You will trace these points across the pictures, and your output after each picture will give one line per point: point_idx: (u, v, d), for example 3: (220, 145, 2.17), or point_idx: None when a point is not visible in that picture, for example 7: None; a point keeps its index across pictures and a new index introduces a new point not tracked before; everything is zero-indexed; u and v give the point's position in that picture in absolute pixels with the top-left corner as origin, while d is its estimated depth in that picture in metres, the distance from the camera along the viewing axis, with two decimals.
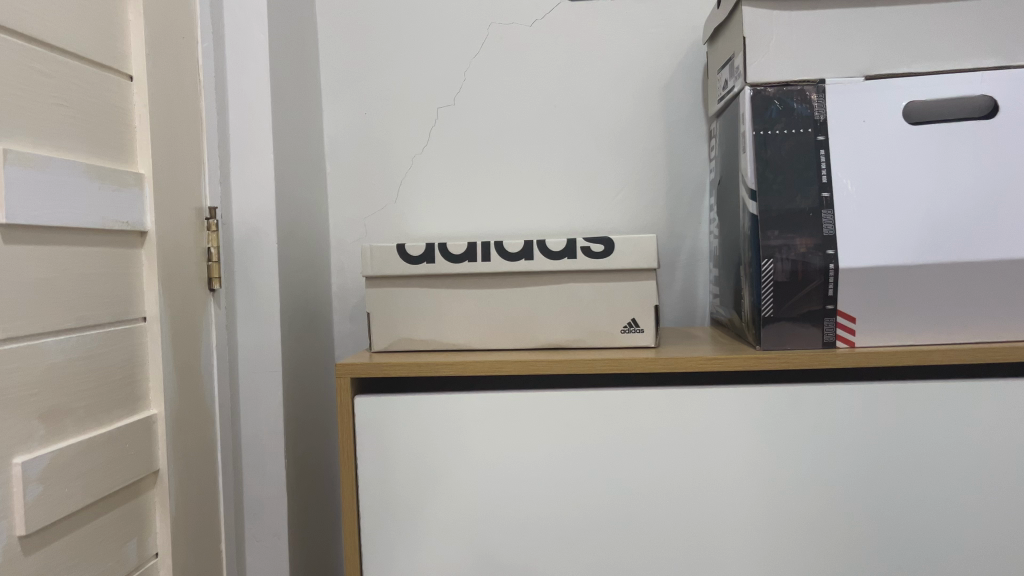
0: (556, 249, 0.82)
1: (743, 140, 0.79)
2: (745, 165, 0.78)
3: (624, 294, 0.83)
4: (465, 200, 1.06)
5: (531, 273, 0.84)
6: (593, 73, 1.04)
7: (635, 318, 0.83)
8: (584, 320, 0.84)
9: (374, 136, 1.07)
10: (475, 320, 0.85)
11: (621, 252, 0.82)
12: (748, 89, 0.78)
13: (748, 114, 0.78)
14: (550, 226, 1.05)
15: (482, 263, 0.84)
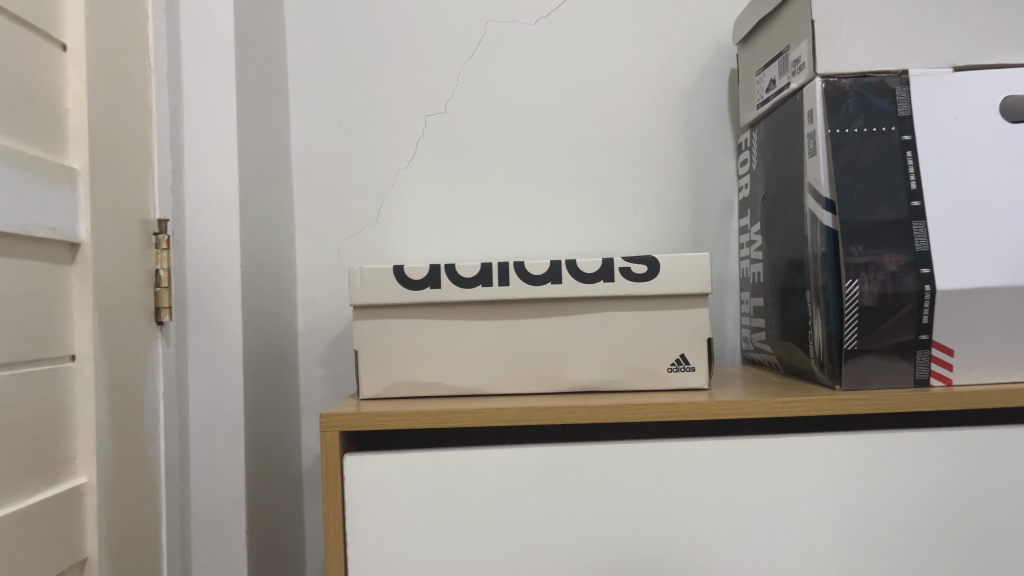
0: (591, 271, 0.68)
1: (813, 142, 0.67)
2: (817, 170, 0.66)
3: (671, 324, 0.69)
4: (458, 222, 0.92)
5: (558, 299, 0.69)
6: (604, 78, 0.92)
7: (685, 354, 0.69)
8: (623, 356, 0.69)
9: (351, 147, 0.91)
10: (490, 358, 0.70)
11: (669, 274, 0.68)
12: (820, 81, 0.67)
13: (822, 109, 0.66)
14: (557, 252, 0.91)
15: (501, 288, 0.69)
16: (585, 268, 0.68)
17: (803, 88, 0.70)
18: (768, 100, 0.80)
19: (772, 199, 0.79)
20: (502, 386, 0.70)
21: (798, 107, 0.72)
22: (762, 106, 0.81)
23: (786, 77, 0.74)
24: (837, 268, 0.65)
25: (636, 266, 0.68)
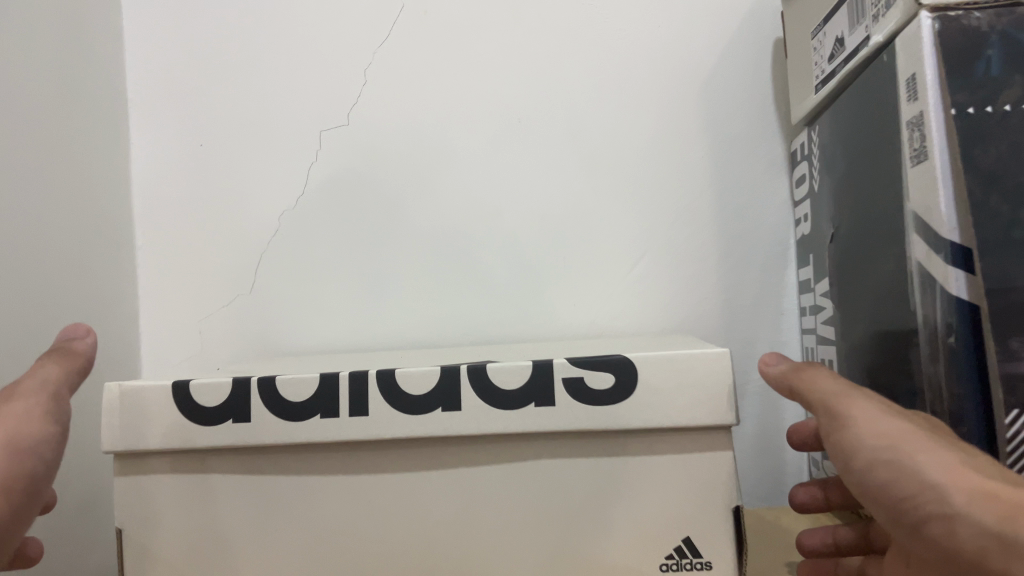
0: (508, 388, 0.38)
1: (921, 135, 0.35)
2: (932, 190, 0.34)
3: (661, 485, 0.37)
4: (373, 285, 0.62)
5: (456, 440, 0.39)
6: (581, 66, 0.62)
7: (689, 538, 0.37)
8: (576, 545, 0.38)
9: (218, 183, 0.64)
10: (340, 546, 0.39)
11: (652, 391, 0.37)
12: (927, 18, 0.34)
13: (935, 72, 0.34)
14: (520, 328, 0.61)
15: (354, 420, 0.39)
16: (500, 384, 0.38)
17: (896, 39, 0.38)
18: (834, 74, 0.48)
19: (848, 241, 0.47)
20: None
21: (887, 77, 0.40)
22: (824, 86, 0.50)
23: (860, 30, 0.43)
24: (983, 385, 0.33)
25: (593, 378, 0.38)
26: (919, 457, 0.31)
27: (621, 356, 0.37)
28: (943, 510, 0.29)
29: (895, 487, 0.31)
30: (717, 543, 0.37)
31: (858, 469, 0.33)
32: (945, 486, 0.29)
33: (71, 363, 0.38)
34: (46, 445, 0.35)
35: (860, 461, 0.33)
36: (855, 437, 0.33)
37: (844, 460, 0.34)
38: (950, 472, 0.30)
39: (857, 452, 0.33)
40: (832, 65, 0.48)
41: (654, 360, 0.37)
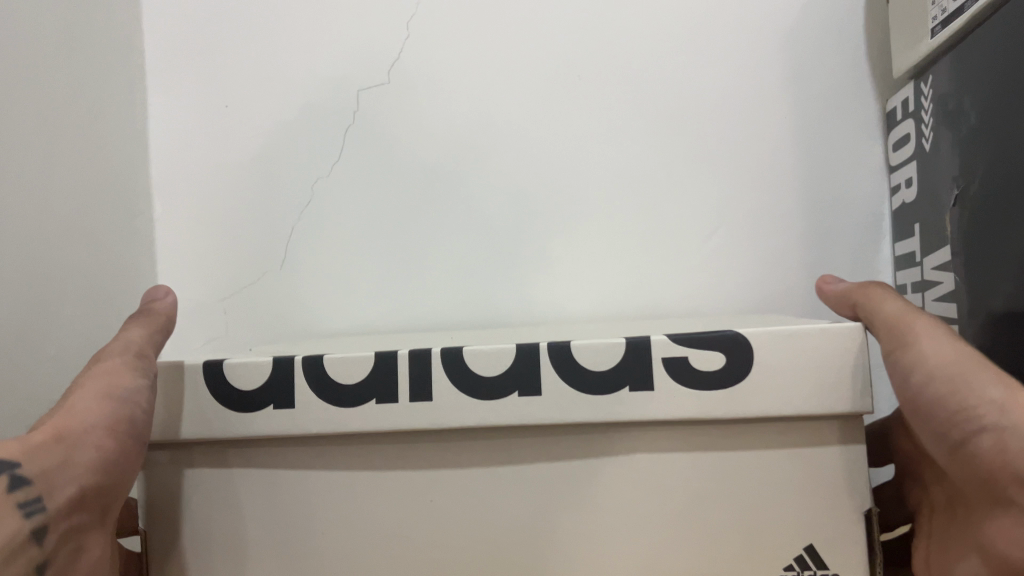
0: (601, 370, 0.32)
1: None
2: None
3: (777, 482, 0.32)
4: (419, 259, 0.56)
5: (540, 429, 0.33)
6: (650, 15, 0.56)
7: (809, 546, 0.31)
8: (676, 552, 0.32)
9: (248, 147, 0.59)
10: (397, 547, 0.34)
11: (770, 373, 0.31)
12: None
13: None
14: (581, 305, 0.55)
15: (416, 408, 0.33)
16: (589, 367, 0.32)
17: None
18: (966, 11, 0.43)
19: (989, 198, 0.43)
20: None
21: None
22: (947, 27, 0.45)
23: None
24: None
25: (699, 358, 0.32)
26: (988, 374, 0.28)
27: (733, 332, 0.32)
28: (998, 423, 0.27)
29: (947, 398, 0.29)
30: (843, 553, 0.31)
31: (914, 383, 0.31)
32: (1002, 402, 0.27)
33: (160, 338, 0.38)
34: (141, 395, 0.35)
35: (918, 375, 0.30)
36: (913, 350, 0.31)
37: (902, 374, 0.31)
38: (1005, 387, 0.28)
39: (917, 366, 0.31)
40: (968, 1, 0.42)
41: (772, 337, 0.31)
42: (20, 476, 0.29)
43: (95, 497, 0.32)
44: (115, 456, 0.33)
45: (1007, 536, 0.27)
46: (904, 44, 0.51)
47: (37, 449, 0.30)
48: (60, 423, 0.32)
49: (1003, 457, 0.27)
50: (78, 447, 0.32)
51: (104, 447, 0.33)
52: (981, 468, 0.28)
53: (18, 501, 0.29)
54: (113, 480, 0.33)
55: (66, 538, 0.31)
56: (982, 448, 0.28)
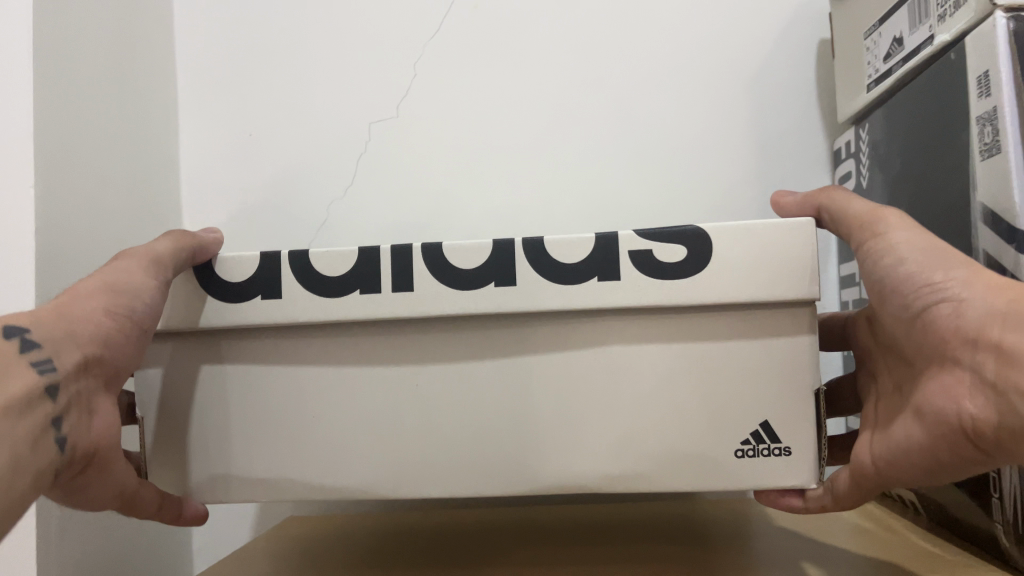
0: (572, 261, 0.35)
1: (993, 130, 0.39)
2: (1006, 184, 0.38)
3: (736, 363, 0.34)
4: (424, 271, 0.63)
5: (522, 317, 0.36)
6: (621, 64, 0.64)
7: (765, 423, 0.34)
8: (641, 428, 0.35)
9: (272, 167, 0.66)
10: (385, 426, 0.37)
11: (724, 264, 0.34)
12: (1002, 18, 0.38)
13: (1012, 67, 0.38)
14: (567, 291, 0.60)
15: (397, 298, 0.36)
16: (559, 258, 0.35)
17: (966, 39, 0.42)
18: (891, 74, 0.51)
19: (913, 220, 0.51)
20: (411, 486, 0.36)
21: (955, 73, 0.43)
22: (879, 85, 0.53)
23: (924, 31, 0.46)
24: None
25: (662, 251, 0.34)
26: (956, 258, 0.33)
27: (695, 227, 0.34)
28: (959, 295, 0.33)
29: (913, 277, 0.34)
30: (796, 433, 0.34)
31: (882, 265, 0.36)
32: (966, 288, 0.32)
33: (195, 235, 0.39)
34: (146, 288, 0.36)
35: (889, 257, 0.35)
36: (888, 238, 0.36)
37: (871, 260, 0.37)
38: (969, 273, 0.33)
39: (887, 249, 0.36)
40: (891, 63, 0.51)
41: (729, 232, 0.34)
42: (26, 339, 0.31)
43: (97, 367, 0.34)
44: (117, 337, 0.35)
45: (949, 396, 0.33)
46: (839, 103, 0.59)
47: (41, 319, 0.33)
48: (67, 303, 0.35)
49: (957, 328, 0.33)
50: (79, 325, 0.34)
51: (106, 327, 0.35)
52: (936, 342, 0.34)
53: (30, 360, 0.31)
54: (117, 356, 0.35)
55: (73, 402, 0.33)
56: (939, 317, 0.33)
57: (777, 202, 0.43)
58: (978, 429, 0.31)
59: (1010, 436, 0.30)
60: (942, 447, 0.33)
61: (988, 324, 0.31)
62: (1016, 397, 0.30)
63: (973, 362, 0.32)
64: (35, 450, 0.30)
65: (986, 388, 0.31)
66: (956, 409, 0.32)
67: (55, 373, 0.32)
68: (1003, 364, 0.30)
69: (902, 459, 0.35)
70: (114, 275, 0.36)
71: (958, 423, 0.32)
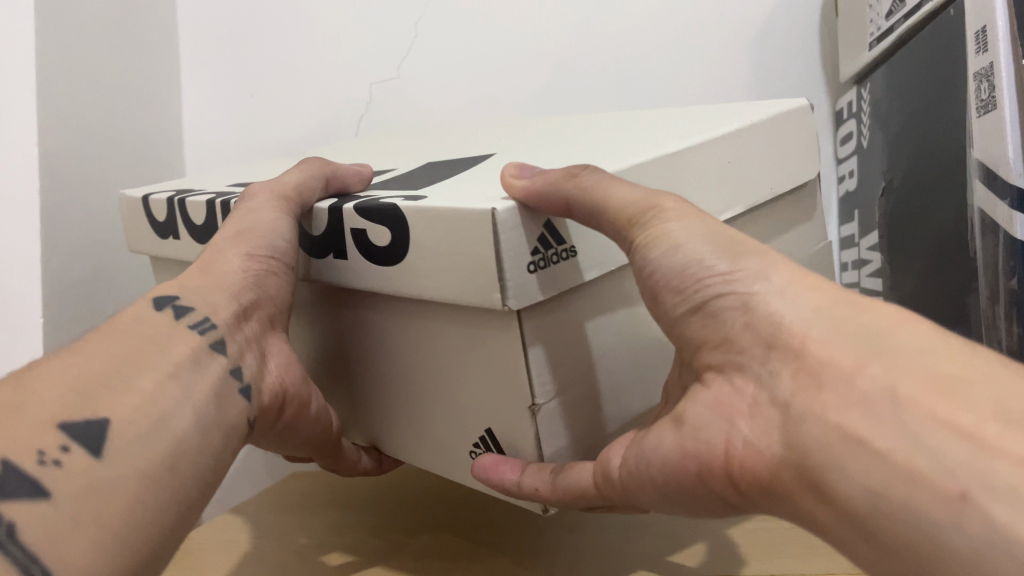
0: (381, 244, 0.33)
1: (991, 85, 0.37)
2: (1000, 141, 0.36)
3: (476, 337, 0.32)
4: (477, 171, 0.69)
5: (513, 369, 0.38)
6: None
7: (537, 407, 0.31)
8: (446, 372, 0.34)
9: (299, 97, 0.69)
10: (369, 358, 0.38)
11: (426, 253, 0.32)
12: None
13: (1008, 21, 0.36)
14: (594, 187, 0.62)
15: (358, 266, 0.35)
16: (374, 240, 0.34)
17: None
18: (892, 31, 0.47)
19: (903, 193, 0.47)
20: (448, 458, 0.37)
21: (954, 29, 0.40)
22: (879, 44, 0.49)
23: None
24: None
25: (368, 228, 0.34)
26: (745, 248, 0.28)
27: (394, 205, 0.32)
28: (757, 290, 0.27)
29: (685, 274, 0.28)
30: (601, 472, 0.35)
31: (653, 259, 0.29)
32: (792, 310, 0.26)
33: (275, 188, 0.38)
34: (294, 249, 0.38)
35: (679, 257, 0.28)
36: (665, 232, 0.29)
37: (641, 261, 0.29)
38: (731, 260, 0.28)
39: (662, 242, 0.28)
40: (890, 23, 0.47)
41: (426, 219, 0.31)
42: (180, 310, 0.33)
43: (256, 311, 0.36)
44: (267, 279, 0.36)
45: (718, 412, 0.28)
46: (847, 56, 0.54)
47: (192, 282, 0.35)
48: (208, 262, 0.36)
49: (742, 332, 0.27)
50: (225, 276, 0.36)
51: (253, 272, 0.36)
52: (714, 341, 0.28)
53: (190, 322, 0.33)
54: (276, 304, 0.37)
55: (243, 347, 0.34)
56: (723, 315, 0.27)
57: (506, 186, 0.31)
58: (744, 461, 0.26)
59: (790, 475, 0.25)
60: (692, 466, 0.28)
61: (809, 335, 0.26)
62: (812, 419, 0.24)
63: (761, 371, 0.27)
64: (222, 407, 0.32)
65: (773, 407, 0.26)
66: (725, 426, 0.27)
67: (217, 329, 0.33)
68: (801, 383, 0.25)
69: (654, 480, 0.30)
70: (252, 223, 0.36)
71: (725, 448, 0.27)
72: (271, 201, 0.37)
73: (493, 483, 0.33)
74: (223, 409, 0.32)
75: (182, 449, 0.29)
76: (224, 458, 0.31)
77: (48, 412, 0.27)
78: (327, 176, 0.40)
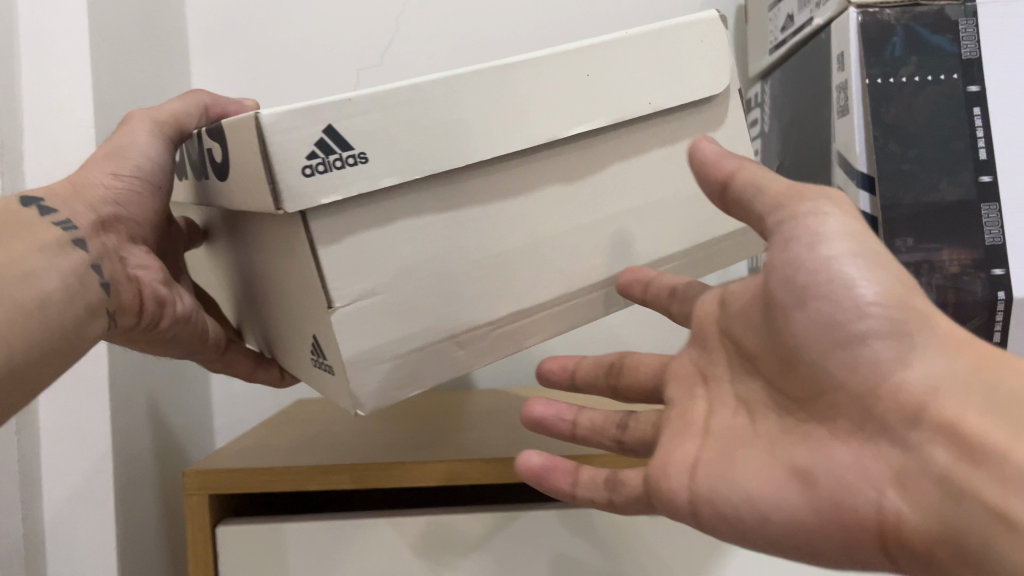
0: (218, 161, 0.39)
1: (846, 97, 0.50)
2: (851, 136, 0.49)
3: (293, 251, 0.36)
4: None
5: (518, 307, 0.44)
6: None
7: (332, 308, 0.35)
8: (292, 287, 0.39)
9: (282, 64, 0.74)
10: (275, 283, 0.41)
11: (236, 170, 0.36)
12: (854, 12, 0.48)
13: (857, 50, 0.48)
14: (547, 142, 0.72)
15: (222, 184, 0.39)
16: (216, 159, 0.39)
17: (832, 24, 0.52)
18: (786, 43, 0.60)
19: (791, 170, 0.60)
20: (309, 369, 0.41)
21: (825, 50, 0.53)
22: (776, 52, 0.62)
23: (807, 12, 0.56)
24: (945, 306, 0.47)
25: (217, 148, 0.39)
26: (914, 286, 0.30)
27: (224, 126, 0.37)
28: (927, 337, 0.30)
29: (836, 324, 0.30)
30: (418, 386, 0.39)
31: (820, 258, 0.30)
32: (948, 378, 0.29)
33: (145, 117, 0.46)
34: (150, 161, 0.46)
35: (823, 249, 0.30)
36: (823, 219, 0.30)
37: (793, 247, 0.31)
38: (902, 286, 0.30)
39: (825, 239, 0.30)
40: (784, 35, 0.60)
41: (232, 133, 0.36)
42: (45, 208, 0.41)
43: (115, 222, 0.45)
44: (125, 193, 0.45)
45: (863, 482, 0.30)
46: (754, 56, 0.67)
47: (57, 190, 0.43)
48: (78, 177, 0.44)
49: (895, 387, 0.30)
50: (94, 190, 0.44)
51: (118, 189, 0.45)
52: (864, 386, 0.30)
53: (56, 220, 0.41)
54: (137, 218, 0.46)
55: (101, 251, 0.43)
56: (874, 360, 0.30)
57: (697, 143, 0.35)
58: (903, 532, 0.29)
59: (946, 549, 0.28)
60: (829, 527, 0.31)
61: (948, 393, 0.29)
62: (973, 502, 0.27)
63: (910, 438, 0.29)
64: (82, 280, 0.40)
65: (929, 477, 0.28)
66: (874, 498, 0.30)
67: (78, 230, 0.41)
68: (959, 455, 0.28)
69: (775, 531, 0.32)
70: (123, 146, 0.45)
71: (877, 518, 0.29)
72: (140, 129, 0.46)
73: (543, 482, 0.41)
74: (82, 284, 0.40)
75: (45, 300, 0.38)
76: (81, 322, 0.40)
77: None
78: (206, 105, 0.49)
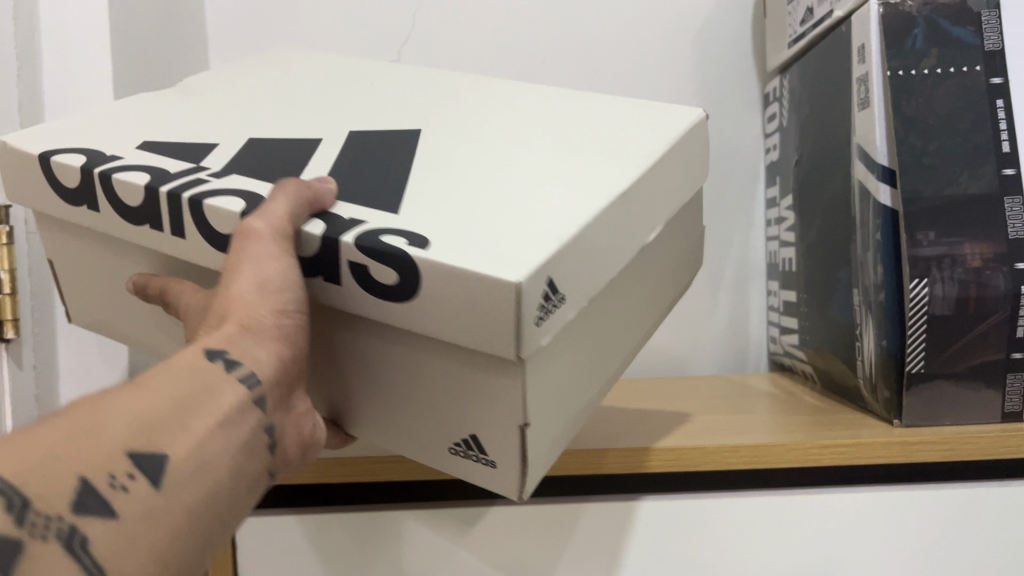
0: (373, 276, 0.31)
1: (867, 89, 0.49)
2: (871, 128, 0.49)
3: (481, 373, 0.31)
4: None
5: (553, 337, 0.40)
6: None
7: (528, 427, 0.31)
8: (425, 390, 0.33)
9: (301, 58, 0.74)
10: (373, 381, 0.35)
11: (431, 301, 0.30)
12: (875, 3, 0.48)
13: (878, 42, 0.48)
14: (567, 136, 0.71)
15: (344, 292, 0.32)
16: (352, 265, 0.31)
17: (852, 16, 0.51)
18: (805, 36, 0.60)
19: (810, 164, 0.60)
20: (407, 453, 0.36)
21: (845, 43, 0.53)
22: (795, 45, 0.62)
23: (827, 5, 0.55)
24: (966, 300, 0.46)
25: (376, 269, 0.31)
26: None
27: (414, 258, 0.30)
28: None
29: None
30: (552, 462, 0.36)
31: None
32: None
33: (275, 205, 0.31)
34: (291, 283, 0.31)
35: None
36: None
37: None
38: None
39: None
40: (803, 28, 0.60)
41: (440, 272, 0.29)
42: (231, 359, 0.28)
43: (284, 377, 0.30)
44: (288, 335, 0.31)
45: None
46: (773, 50, 0.67)
47: (211, 336, 0.29)
48: (238, 314, 0.30)
49: None
50: (263, 327, 0.30)
51: (286, 327, 0.31)
52: None
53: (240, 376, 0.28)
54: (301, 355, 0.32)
55: (280, 408, 0.30)
56: None
57: None
58: None
59: None
60: None
61: None
62: None
63: None
64: (247, 456, 0.28)
65: None
66: None
67: (260, 381, 0.29)
68: None
69: None
70: (264, 273, 0.30)
71: None
72: (274, 242, 0.31)
73: None
74: (250, 458, 0.28)
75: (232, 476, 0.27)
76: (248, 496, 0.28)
77: (118, 433, 0.24)
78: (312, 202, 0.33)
